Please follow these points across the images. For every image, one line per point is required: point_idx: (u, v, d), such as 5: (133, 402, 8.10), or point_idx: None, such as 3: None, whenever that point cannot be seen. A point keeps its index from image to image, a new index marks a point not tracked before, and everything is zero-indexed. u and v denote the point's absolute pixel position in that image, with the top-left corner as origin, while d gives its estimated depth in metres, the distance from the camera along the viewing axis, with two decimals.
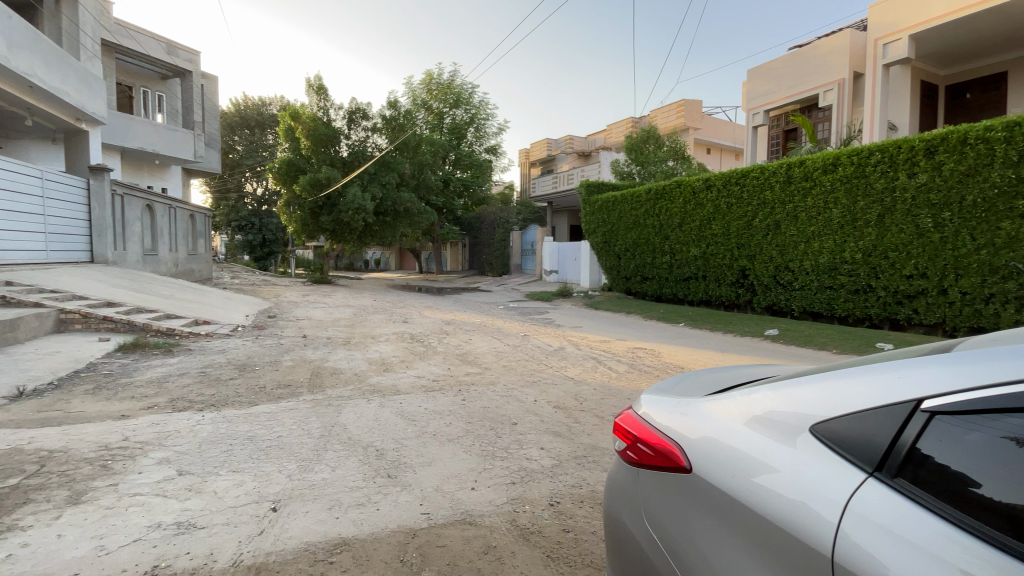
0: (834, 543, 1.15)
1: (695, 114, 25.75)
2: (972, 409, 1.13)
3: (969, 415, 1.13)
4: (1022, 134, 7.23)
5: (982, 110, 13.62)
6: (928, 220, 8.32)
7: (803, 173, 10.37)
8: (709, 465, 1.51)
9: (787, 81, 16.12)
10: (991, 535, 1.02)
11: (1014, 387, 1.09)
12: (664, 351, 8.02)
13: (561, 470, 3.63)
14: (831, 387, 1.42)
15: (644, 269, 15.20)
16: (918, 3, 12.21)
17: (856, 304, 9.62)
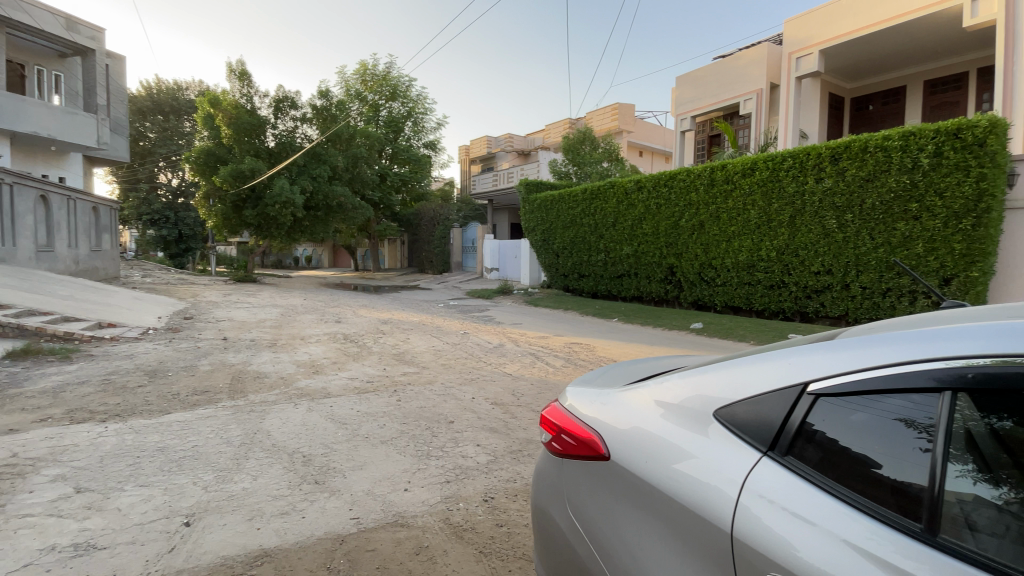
0: (734, 522, 1.24)
1: (629, 118, 26.78)
2: (853, 391, 1.24)
3: (851, 396, 1.25)
4: (913, 143, 8.07)
5: (882, 121, 15.12)
6: (833, 221, 9.14)
7: (724, 177, 11.03)
8: (627, 454, 1.58)
9: (711, 89, 17.10)
10: (866, 506, 1.13)
11: (886, 368, 1.20)
12: (599, 345, 8.26)
13: (497, 465, 3.65)
14: (735, 372, 1.52)
15: (580, 267, 15.57)
16: (827, 21, 13.35)
17: (771, 298, 10.40)
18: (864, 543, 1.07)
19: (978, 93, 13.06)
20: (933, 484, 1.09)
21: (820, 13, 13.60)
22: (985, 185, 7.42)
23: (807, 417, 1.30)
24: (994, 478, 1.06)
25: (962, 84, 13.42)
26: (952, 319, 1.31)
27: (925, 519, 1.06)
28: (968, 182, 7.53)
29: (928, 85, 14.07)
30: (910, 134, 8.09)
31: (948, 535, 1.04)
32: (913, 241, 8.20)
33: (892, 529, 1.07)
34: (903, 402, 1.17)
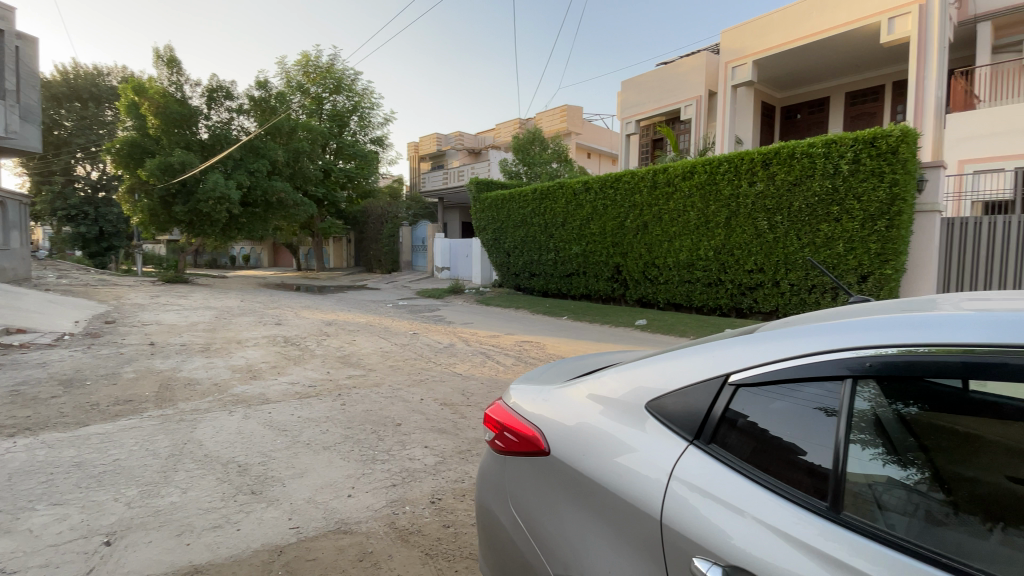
0: (665, 508, 1.30)
1: (577, 119, 27.26)
2: (770, 380, 1.33)
3: (767, 385, 1.33)
4: (835, 151, 8.70)
5: (809, 129, 16.22)
6: (765, 222, 9.72)
7: (666, 179, 11.45)
8: (567, 448, 1.62)
9: (655, 95, 17.69)
10: (778, 486, 1.22)
11: (799, 358, 1.28)
12: (549, 343, 8.36)
13: (445, 466, 3.62)
14: (667, 366, 1.59)
15: (531, 266, 15.70)
16: (760, 34, 14.12)
17: (710, 296, 10.91)
18: (778, 522, 1.15)
19: (893, 105, 14.26)
20: (839, 466, 1.19)
21: (755, 25, 14.35)
22: (897, 191, 8.11)
23: (730, 406, 1.38)
24: (901, 459, 1.17)
25: (879, 96, 14.62)
26: (859, 313, 1.42)
27: (831, 497, 1.16)
28: (881, 187, 8.21)
29: (850, 97, 15.22)
30: (832, 142, 8.72)
31: (849, 510, 1.14)
32: (834, 241, 8.85)
33: (802, 507, 1.16)
34: (817, 391, 1.25)
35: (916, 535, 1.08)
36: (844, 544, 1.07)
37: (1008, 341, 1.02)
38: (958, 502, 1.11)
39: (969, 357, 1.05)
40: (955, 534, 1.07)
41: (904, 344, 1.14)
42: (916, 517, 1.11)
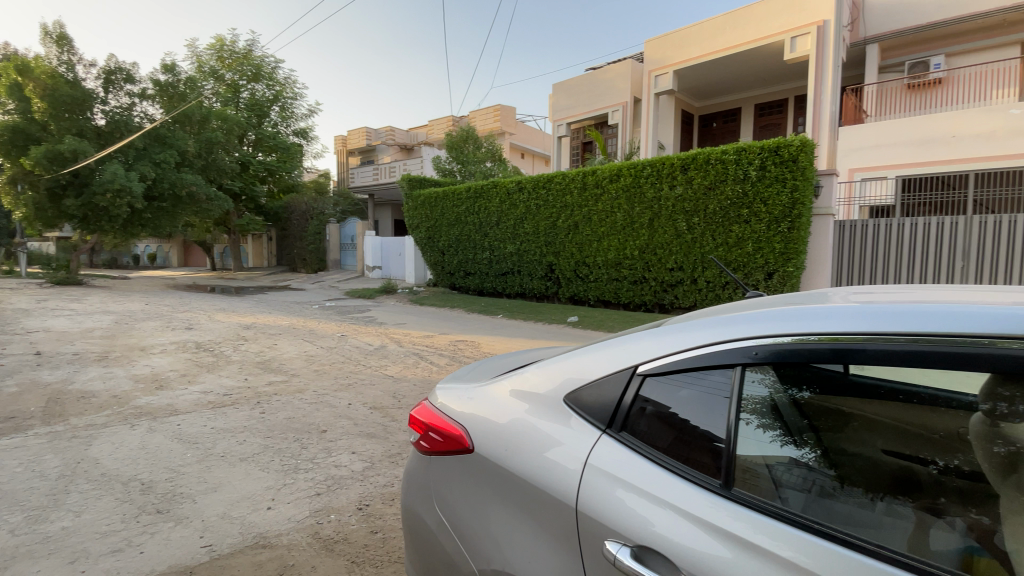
0: (581, 496, 1.37)
1: (510, 119, 27.48)
2: (675, 368, 1.42)
3: (672, 373, 1.42)
4: (743, 158, 9.42)
5: (723, 137, 17.48)
6: (684, 224, 10.34)
7: (595, 181, 11.86)
8: (490, 445, 1.66)
9: (584, 99, 18.22)
10: (682, 469, 1.31)
11: (700, 349, 1.38)
12: (483, 342, 8.38)
13: (373, 472, 3.53)
14: (584, 359, 1.66)
15: (465, 265, 15.64)
16: (680, 45, 14.97)
17: (635, 293, 11.44)
18: (681, 503, 1.24)
19: (795, 117, 15.64)
20: (731, 447, 1.29)
21: (675, 37, 15.16)
22: (797, 196, 8.92)
23: (639, 395, 1.47)
24: (794, 440, 1.30)
25: (784, 108, 15.99)
26: (758, 304, 1.55)
27: (725, 475, 1.26)
28: (783, 192, 9.01)
29: (758, 108, 16.57)
30: (742, 150, 9.44)
31: (742, 486, 1.24)
32: (744, 241, 9.59)
33: (702, 487, 1.25)
34: (719, 377, 1.34)
35: (802, 506, 1.20)
36: (737, 520, 1.16)
37: (868, 328, 1.14)
38: (841, 475, 1.25)
39: (837, 344, 1.16)
40: (834, 503, 1.20)
41: (784, 334, 1.25)
42: (804, 490, 1.23)
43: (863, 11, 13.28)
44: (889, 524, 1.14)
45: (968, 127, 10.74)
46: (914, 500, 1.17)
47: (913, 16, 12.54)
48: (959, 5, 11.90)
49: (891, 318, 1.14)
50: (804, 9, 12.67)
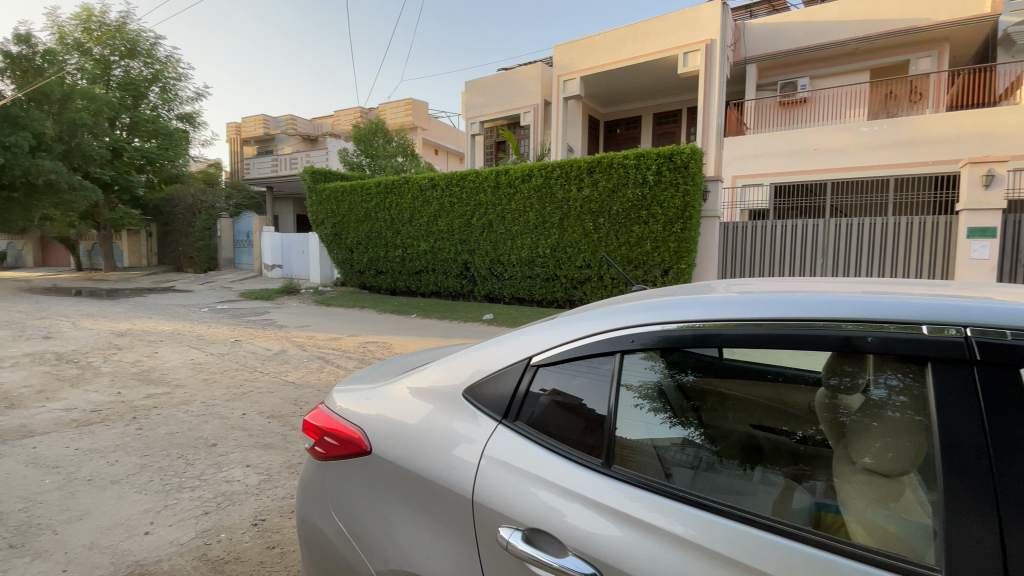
0: (480, 489, 1.40)
1: (421, 114, 26.91)
2: (567, 358, 1.48)
3: (564, 362, 1.48)
4: (643, 163, 10.06)
5: (625, 143, 18.57)
6: (590, 224, 10.83)
7: (507, 180, 12.01)
8: (389, 446, 1.63)
9: (496, 98, 18.37)
10: (573, 454, 1.37)
11: (589, 339, 1.45)
12: (394, 342, 8.16)
13: (270, 485, 3.29)
14: (483, 354, 1.67)
15: (376, 264, 15.08)
16: (586, 53, 15.62)
17: (548, 290, 11.78)
18: (570, 486, 1.30)
19: (687, 127, 16.98)
20: (615, 429, 1.38)
21: (582, 44, 15.77)
22: (688, 200, 9.73)
23: (533, 386, 1.52)
24: (678, 421, 1.42)
25: (677, 118, 17.32)
26: (646, 296, 1.65)
27: (606, 454, 1.34)
28: (677, 196, 9.77)
29: (656, 117, 17.81)
30: (640, 156, 10.07)
31: (622, 465, 1.33)
32: (644, 241, 10.27)
33: (587, 468, 1.33)
34: (606, 366, 1.42)
35: (686, 481, 1.29)
36: (615, 496, 1.24)
37: (723, 316, 1.26)
38: (720, 449, 1.36)
39: (700, 331, 1.27)
40: (711, 474, 1.31)
41: (660, 324, 1.35)
42: (691, 467, 1.33)
43: (744, 33, 14.72)
44: (760, 490, 1.26)
45: (826, 142, 12.30)
46: (777, 467, 1.31)
47: (784, 41, 14.13)
48: (822, 33, 13.57)
49: (743, 306, 1.27)
50: (693, 27, 13.80)
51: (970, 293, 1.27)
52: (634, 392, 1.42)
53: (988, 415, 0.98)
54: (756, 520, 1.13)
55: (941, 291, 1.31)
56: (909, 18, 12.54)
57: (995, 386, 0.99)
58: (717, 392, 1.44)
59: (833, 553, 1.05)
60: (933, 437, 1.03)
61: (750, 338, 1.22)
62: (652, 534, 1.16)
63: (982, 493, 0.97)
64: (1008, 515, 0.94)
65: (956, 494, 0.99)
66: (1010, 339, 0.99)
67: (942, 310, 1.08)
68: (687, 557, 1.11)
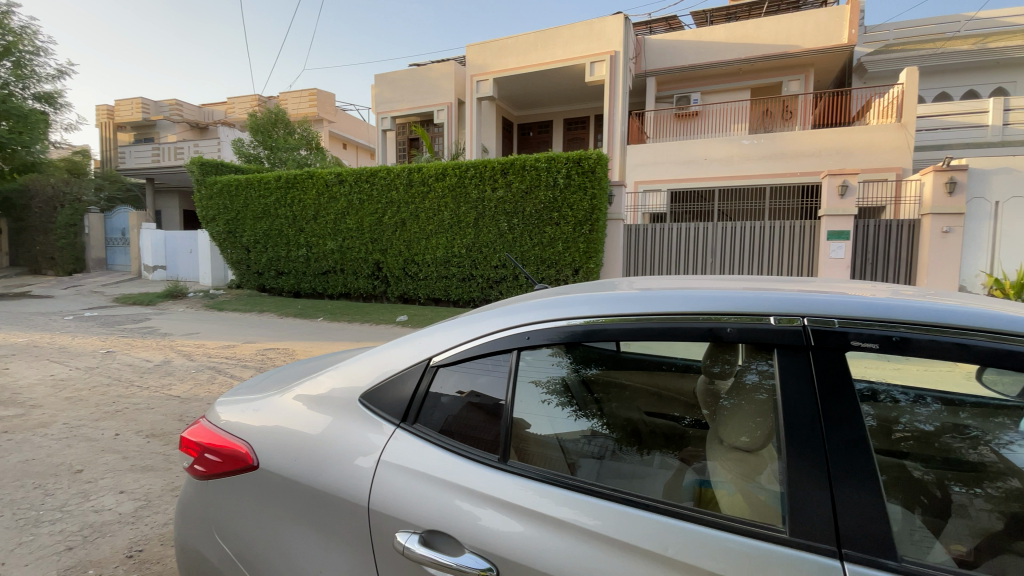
0: (376, 496, 1.37)
1: (328, 106, 25.56)
2: (467, 356, 1.48)
3: (463, 361, 1.49)
4: (553, 167, 10.38)
5: (538, 146, 19.07)
6: (505, 224, 10.98)
7: (421, 178, 11.79)
8: (281, 459, 1.55)
9: (408, 94, 17.94)
10: (471, 452, 1.38)
11: (488, 337, 1.47)
12: (297, 348, 7.66)
13: (149, 511, 2.95)
14: (380, 359, 1.63)
15: (277, 264, 14.07)
16: (498, 55, 15.79)
17: (464, 290, 11.74)
18: (466, 482, 1.32)
19: (595, 134, 17.83)
20: (512, 425, 1.41)
21: (495, 46, 15.91)
22: (595, 202, 10.20)
23: (432, 387, 1.51)
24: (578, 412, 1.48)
25: (586, 125, 18.11)
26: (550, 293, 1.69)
27: (502, 450, 1.37)
28: (585, 200, 10.22)
29: (567, 123, 18.49)
30: (551, 159, 10.39)
31: (519, 459, 1.36)
32: (556, 242, 10.59)
33: (484, 465, 1.34)
34: (504, 361, 1.44)
35: (586, 470, 1.35)
36: (508, 488, 1.28)
37: (609, 313, 1.34)
38: (618, 438, 1.44)
39: (587, 327, 1.35)
40: (608, 462, 1.38)
41: (553, 321, 1.39)
42: (595, 457, 1.39)
43: (645, 47, 15.74)
44: (653, 474, 1.34)
45: (715, 152, 13.47)
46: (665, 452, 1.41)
47: (680, 57, 15.28)
48: (711, 53, 14.86)
49: (626, 303, 1.36)
50: (599, 37, 14.48)
51: (828, 289, 1.43)
52: (541, 388, 1.47)
53: (818, 393, 1.13)
54: (634, 500, 1.21)
55: (804, 286, 1.48)
56: (783, 44, 14.10)
57: (825, 368, 1.13)
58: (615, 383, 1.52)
59: (702, 524, 1.14)
60: (778, 414, 1.17)
61: (630, 333, 1.31)
62: (541, 521, 1.21)
63: (814, 459, 1.10)
64: (833, 474, 1.09)
65: (793, 461, 1.12)
66: (836, 325, 1.15)
67: (787, 303, 1.23)
68: (570, 541, 1.17)
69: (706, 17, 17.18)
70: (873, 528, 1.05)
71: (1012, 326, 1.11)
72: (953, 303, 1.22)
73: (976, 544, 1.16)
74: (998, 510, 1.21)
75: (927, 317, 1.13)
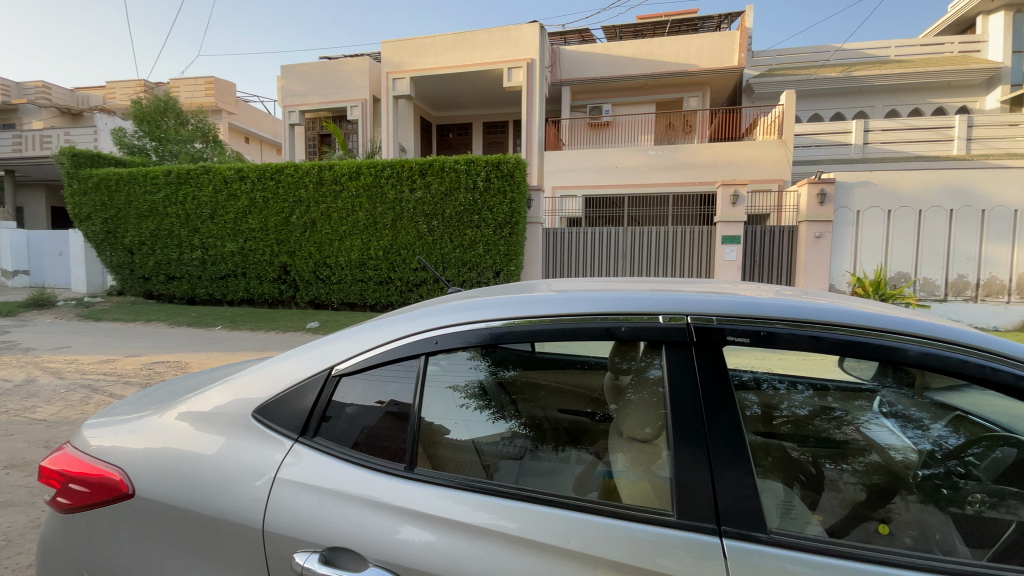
0: (271, 518, 1.29)
1: (228, 97, 23.67)
2: (372, 365, 1.43)
3: (367, 370, 1.44)
4: (472, 170, 10.42)
5: (457, 148, 19.08)
6: (424, 226, 10.82)
7: (332, 177, 11.27)
8: (163, 484, 1.42)
9: (319, 89, 17.09)
10: (375, 462, 1.34)
11: (395, 343, 1.43)
12: (191, 361, 6.98)
13: (8, 554, 2.53)
14: (277, 371, 1.53)
15: (166, 267, 12.76)
16: (415, 54, 15.53)
17: (381, 293, 11.37)
18: (371, 495, 1.27)
19: (513, 138, 18.14)
20: (419, 430, 1.39)
21: (411, 44, 15.63)
22: (515, 206, 10.36)
23: (334, 397, 1.44)
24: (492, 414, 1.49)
25: (505, 129, 18.39)
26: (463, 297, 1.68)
27: (409, 458, 1.34)
28: (505, 203, 10.36)
29: (486, 126, 18.63)
30: (470, 162, 10.42)
31: (427, 466, 1.34)
32: (476, 245, 10.61)
33: (388, 474, 1.31)
34: (411, 367, 1.41)
35: (501, 473, 1.36)
36: (413, 496, 1.25)
37: (516, 315, 1.38)
38: (536, 437, 1.47)
39: (495, 331, 1.37)
40: (523, 462, 1.40)
41: (463, 325, 1.40)
42: (515, 458, 1.41)
43: (560, 57, 16.27)
44: (565, 470, 1.38)
45: (625, 161, 14.21)
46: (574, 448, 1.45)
47: (592, 69, 15.99)
48: (620, 66, 15.68)
49: (534, 306, 1.40)
50: (516, 44, 14.76)
51: (721, 291, 1.56)
52: (460, 392, 1.47)
53: (699, 387, 1.23)
54: (539, 497, 1.24)
55: (702, 288, 1.60)
56: (683, 62, 15.23)
57: (706, 363, 1.24)
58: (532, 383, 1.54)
59: (604, 516, 1.18)
60: (666, 406, 1.26)
61: (534, 334, 1.35)
62: (450, 528, 1.20)
63: (696, 446, 1.20)
64: (713, 457, 1.19)
65: (678, 448, 1.21)
66: (715, 323, 1.26)
67: (676, 304, 1.33)
68: (473, 544, 1.17)
69: (616, 32, 18.10)
70: (746, 505, 1.15)
71: (865, 320, 1.28)
72: (819, 302, 1.39)
73: (844, 515, 1.30)
74: (862, 482, 1.37)
75: (794, 315, 1.27)
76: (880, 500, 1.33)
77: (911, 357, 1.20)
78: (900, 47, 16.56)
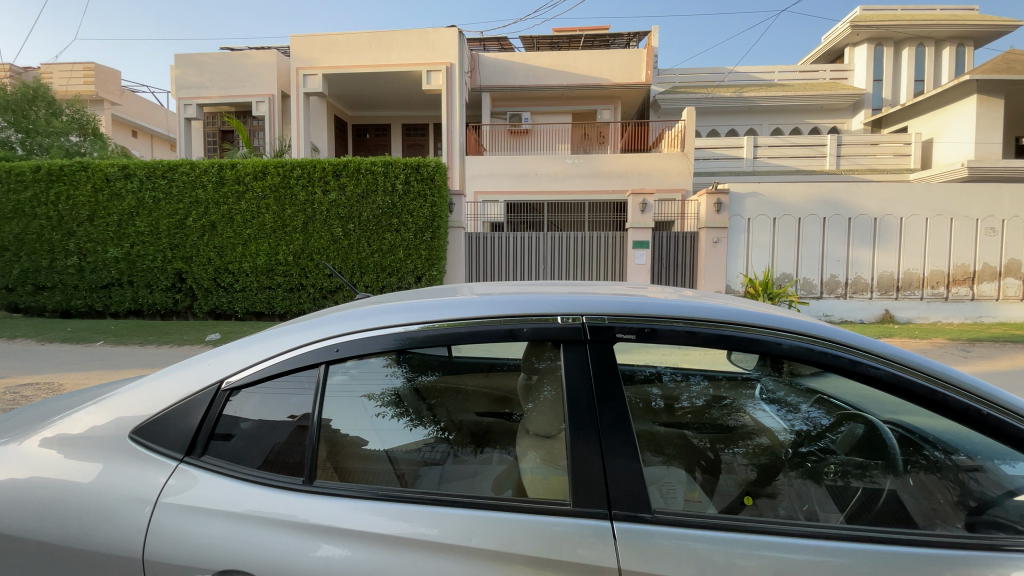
0: (157, 549, 1.19)
1: (112, 86, 21.33)
2: (268, 375, 1.36)
3: (264, 381, 1.36)
4: (389, 172, 10.23)
5: (376, 149, 18.64)
6: (339, 230, 10.39)
7: (235, 176, 10.53)
8: (29, 519, 1.27)
9: (219, 81, 15.88)
10: (274, 478, 1.28)
11: (295, 352, 1.37)
12: (66, 381, 6.18)
13: None
14: (160, 387, 1.41)
15: (34, 276, 11.18)
16: (328, 51, 14.92)
17: (292, 301, 10.74)
18: (271, 512, 1.21)
19: (434, 142, 18.05)
20: (320, 439, 1.34)
21: (323, 40, 15.00)
22: (435, 210, 10.31)
23: (226, 411, 1.36)
24: (403, 419, 1.47)
25: (425, 132, 18.25)
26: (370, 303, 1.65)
27: (309, 471, 1.29)
28: (425, 207, 10.28)
29: (406, 128, 18.35)
30: (388, 165, 10.23)
31: (330, 479, 1.31)
32: (396, 249, 10.38)
33: (288, 490, 1.26)
34: (308, 376, 1.36)
35: (411, 480, 1.34)
36: (318, 509, 1.21)
37: (420, 318, 1.38)
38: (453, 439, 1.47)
39: (400, 335, 1.36)
40: (442, 466, 1.40)
41: (367, 331, 1.37)
42: (435, 463, 1.40)
43: (479, 63, 16.41)
44: (477, 471, 1.39)
45: (543, 167, 14.60)
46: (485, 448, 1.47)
47: (510, 77, 16.31)
48: (537, 76, 16.14)
49: (439, 309, 1.41)
50: (434, 48, 14.68)
51: (620, 292, 1.66)
52: (375, 401, 1.44)
53: (595, 383, 1.30)
54: (449, 499, 1.25)
55: (605, 290, 1.69)
56: (596, 76, 16.01)
57: (601, 359, 1.32)
58: (441, 386, 1.54)
59: (511, 513, 1.21)
60: (565, 401, 1.32)
61: (446, 336, 1.35)
62: (359, 539, 1.17)
63: (591, 437, 1.27)
64: (606, 447, 1.26)
65: (577, 441, 1.27)
66: (606, 322, 1.35)
67: (572, 305, 1.41)
68: (388, 551, 1.16)
69: (533, 43, 18.55)
70: (639, 489, 1.23)
71: (738, 317, 1.42)
72: (701, 301, 1.52)
73: (734, 493, 1.41)
74: (751, 462, 1.50)
75: (675, 312, 1.39)
76: (766, 478, 1.45)
77: (782, 348, 1.35)
78: (783, 72, 18.50)
